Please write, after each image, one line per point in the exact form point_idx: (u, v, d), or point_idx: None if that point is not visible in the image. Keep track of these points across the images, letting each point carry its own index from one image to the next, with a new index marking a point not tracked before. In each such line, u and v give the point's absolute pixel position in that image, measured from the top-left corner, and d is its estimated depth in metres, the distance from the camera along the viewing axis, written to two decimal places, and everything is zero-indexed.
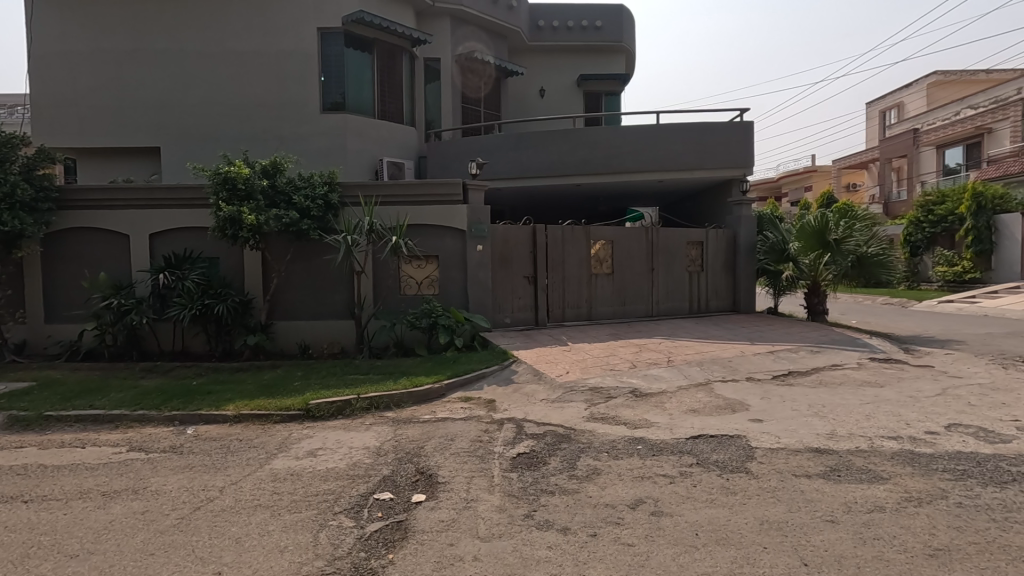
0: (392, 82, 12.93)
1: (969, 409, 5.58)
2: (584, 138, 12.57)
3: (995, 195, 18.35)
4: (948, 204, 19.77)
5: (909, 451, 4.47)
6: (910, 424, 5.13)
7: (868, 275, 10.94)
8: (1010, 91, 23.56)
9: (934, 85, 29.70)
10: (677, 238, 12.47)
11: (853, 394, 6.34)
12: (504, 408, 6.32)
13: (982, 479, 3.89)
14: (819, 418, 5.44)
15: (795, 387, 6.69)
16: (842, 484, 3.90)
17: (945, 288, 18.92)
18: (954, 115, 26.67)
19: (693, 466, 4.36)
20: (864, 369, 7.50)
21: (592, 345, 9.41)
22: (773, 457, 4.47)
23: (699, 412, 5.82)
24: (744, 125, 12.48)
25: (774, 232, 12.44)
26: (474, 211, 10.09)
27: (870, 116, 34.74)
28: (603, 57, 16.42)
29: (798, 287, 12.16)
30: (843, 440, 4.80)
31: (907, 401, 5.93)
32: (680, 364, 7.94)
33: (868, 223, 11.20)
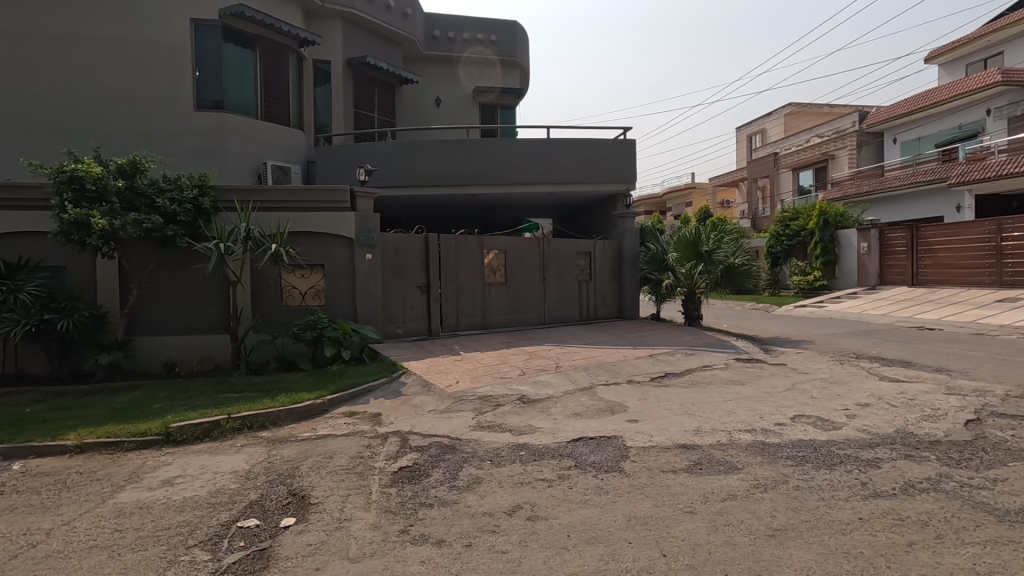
0: (277, 82, 12.23)
1: (811, 401, 6.29)
2: (479, 149, 12.71)
3: (836, 213, 21.19)
4: (800, 220, 22.53)
5: (760, 442, 4.94)
6: (763, 417, 5.68)
7: (736, 284, 11.89)
8: (847, 124, 27.23)
9: (790, 114, 33.58)
10: (567, 248, 12.91)
11: (718, 392, 6.90)
12: (389, 422, 6.13)
13: (816, 462, 4.37)
14: (688, 416, 5.84)
15: (669, 388, 7.17)
16: (702, 476, 4.21)
17: (801, 295, 21.38)
18: (805, 142, 30.28)
19: (571, 468, 4.50)
20: (729, 369, 8.23)
21: (484, 354, 9.47)
22: (644, 455, 4.73)
23: (582, 416, 6.03)
24: (628, 143, 13.26)
25: (655, 243, 13.27)
26: (363, 219, 9.79)
27: (739, 140, 38.51)
28: (498, 71, 16.77)
29: (677, 294, 12.98)
30: (707, 435, 5.19)
31: (763, 396, 6.58)
32: (567, 369, 8.21)
33: (735, 236, 12.22)
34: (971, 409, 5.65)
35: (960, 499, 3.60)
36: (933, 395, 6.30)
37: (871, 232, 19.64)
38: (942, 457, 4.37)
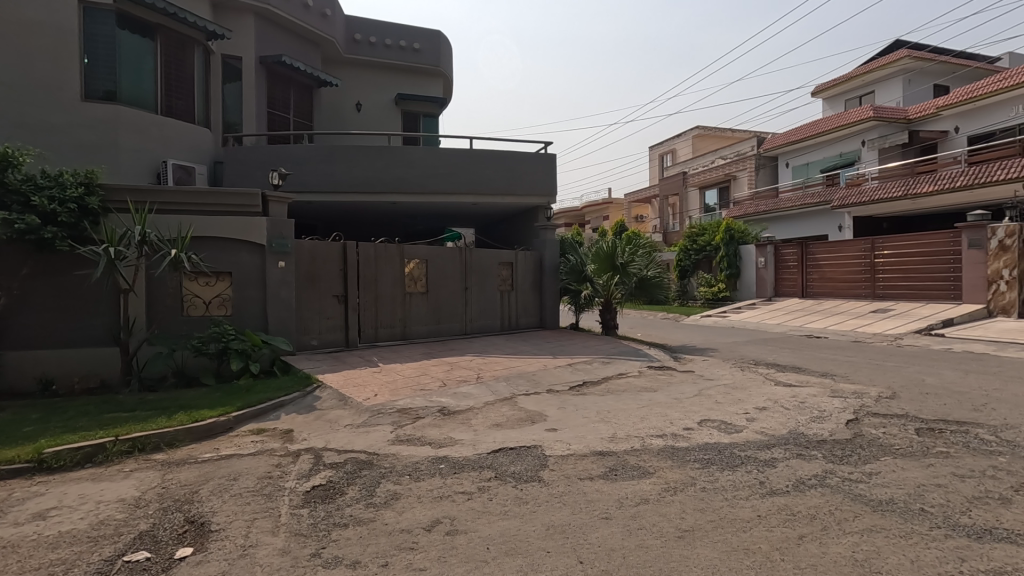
0: (181, 76, 11.41)
1: (716, 406, 6.70)
2: (401, 156, 12.52)
3: (739, 230, 22.88)
4: (707, 235, 24.13)
5: (670, 446, 5.19)
6: (673, 423, 5.98)
7: (648, 295, 12.56)
8: (746, 148, 29.56)
9: (697, 137, 35.93)
10: (489, 258, 12.97)
11: (633, 399, 7.18)
12: (302, 438, 5.83)
13: (720, 464, 4.66)
14: (604, 423, 6.03)
15: (587, 396, 7.37)
16: (617, 482, 4.35)
17: (707, 305, 22.87)
18: (710, 163, 32.49)
19: (491, 480, 4.49)
20: (643, 376, 8.60)
21: (404, 365, 9.27)
22: (563, 463, 4.82)
23: (502, 426, 6.05)
24: (549, 156, 13.58)
25: (574, 255, 13.64)
26: (275, 224, 9.32)
27: (652, 159, 40.65)
28: (420, 79, 16.63)
29: (594, 304, 13.38)
30: (621, 441, 5.38)
31: (674, 402, 6.93)
32: (488, 380, 8.20)
33: (648, 249, 12.89)
34: (850, 410, 6.26)
35: (842, 493, 3.97)
36: (819, 397, 6.92)
37: (768, 248, 21.36)
38: (827, 454, 4.81)
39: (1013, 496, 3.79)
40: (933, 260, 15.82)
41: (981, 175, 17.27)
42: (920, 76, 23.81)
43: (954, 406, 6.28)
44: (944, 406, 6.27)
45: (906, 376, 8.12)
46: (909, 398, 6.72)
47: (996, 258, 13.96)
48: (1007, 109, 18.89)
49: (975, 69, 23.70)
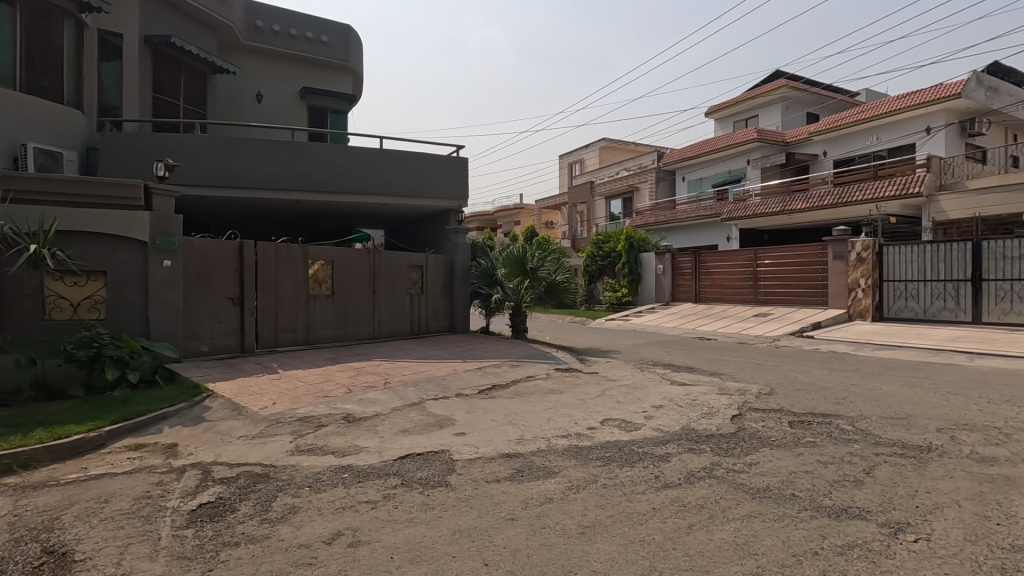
0: (47, 49, 10.12)
1: (617, 405, 7.03)
2: (306, 153, 11.95)
3: (639, 238, 24.23)
4: (611, 243, 25.28)
5: (574, 446, 5.37)
6: (578, 423, 6.18)
7: (557, 299, 12.87)
8: (648, 161, 31.18)
9: (604, 148, 37.57)
10: (399, 261, 12.71)
11: (540, 401, 7.35)
12: (188, 453, 5.37)
13: (620, 461, 4.88)
14: (512, 426, 6.12)
15: (496, 400, 7.42)
16: (523, 483, 4.43)
17: (611, 309, 23.94)
18: (615, 173, 33.93)
19: (397, 487, 4.39)
20: (550, 378, 8.84)
21: (306, 371, 8.83)
22: (470, 467, 4.82)
23: (409, 432, 5.94)
24: (461, 160, 13.58)
25: (485, 259, 13.71)
26: (160, 220, 8.56)
27: (562, 167, 41.96)
28: (328, 73, 16.00)
29: (505, 309, 13.44)
30: (528, 443, 5.49)
31: (578, 403, 7.18)
32: (396, 385, 8.02)
33: (557, 255, 13.20)
34: (735, 406, 6.83)
35: (726, 483, 4.32)
36: (709, 395, 7.48)
37: (666, 256, 22.74)
38: (714, 447, 5.20)
39: (864, 477, 4.34)
40: (804, 270, 17.67)
41: (845, 195, 19.54)
42: (795, 104, 26.53)
43: (821, 400, 7.05)
44: (812, 400, 7.03)
45: (782, 374, 9.01)
46: (784, 394, 7.45)
47: (856, 269, 15.89)
48: (865, 138, 21.55)
49: (839, 101, 26.81)
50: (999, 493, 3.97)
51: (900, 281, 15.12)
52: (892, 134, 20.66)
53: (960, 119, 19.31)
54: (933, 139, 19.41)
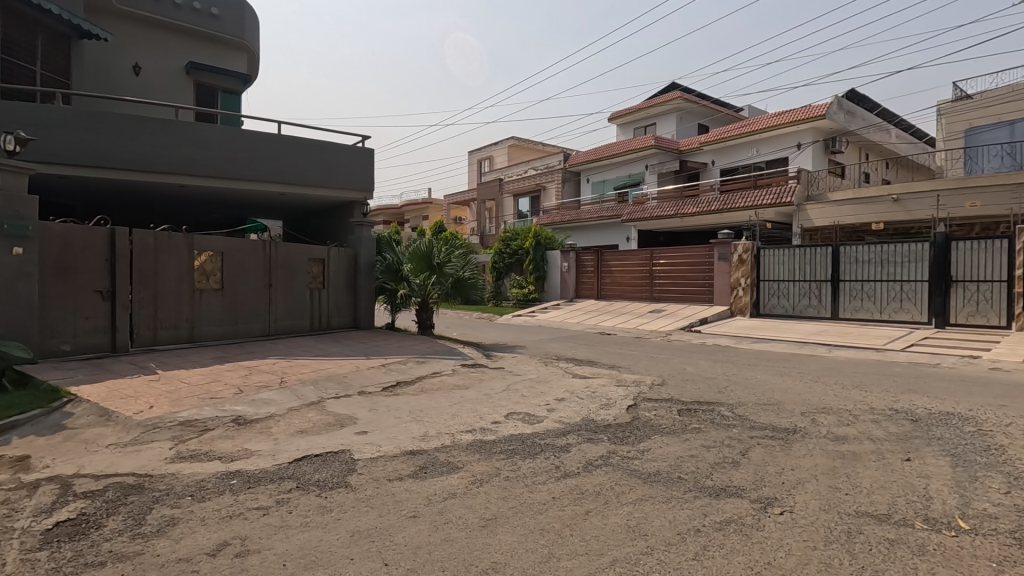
0: None
1: (521, 399, 7.17)
2: (192, 134, 10.97)
3: (546, 236, 24.80)
4: (519, 240, 25.67)
5: (478, 440, 5.41)
6: (482, 418, 6.22)
7: (463, 295, 12.84)
8: (555, 161, 31.87)
9: (512, 147, 38.04)
10: (298, 254, 12.05)
11: (445, 397, 7.32)
12: (42, 466, 4.74)
13: (522, 453, 4.99)
14: (416, 422, 6.04)
15: (400, 397, 7.29)
16: (426, 480, 4.38)
17: (518, 305, 24.32)
18: (524, 172, 34.35)
19: (292, 491, 4.18)
20: (456, 374, 8.83)
21: (189, 371, 8.13)
22: (371, 466, 4.70)
23: (306, 433, 5.66)
24: (367, 151, 13.15)
25: (391, 254, 13.39)
26: (10, 201, 7.50)
27: (471, 163, 41.93)
28: (219, 49, 14.81)
29: (411, 304, 13.12)
30: (432, 439, 5.45)
31: (483, 398, 7.23)
32: (293, 384, 7.62)
33: (465, 251, 13.17)
34: (631, 396, 7.23)
35: (621, 469, 4.56)
36: (608, 387, 7.85)
37: (571, 254, 23.53)
38: (611, 436, 5.47)
39: (740, 458, 4.77)
40: (694, 270, 19.03)
41: (729, 202, 21.30)
42: (688, 115, 28.48)
43: (706, 389, 7.66)
44: (698, 389, 7.61)
45: (673, 366, 9.68)
46: (674, 384, 8.00)
47: (737, 269, 17.39)
48: (747, 150, 23.60)
49: (726, 115, 29.13)
50: (848, 467, 4.55)
51: (774, 280, 16.74)
52: (770, 148, 22.79)
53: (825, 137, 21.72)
54: (803, 154, 21.69)
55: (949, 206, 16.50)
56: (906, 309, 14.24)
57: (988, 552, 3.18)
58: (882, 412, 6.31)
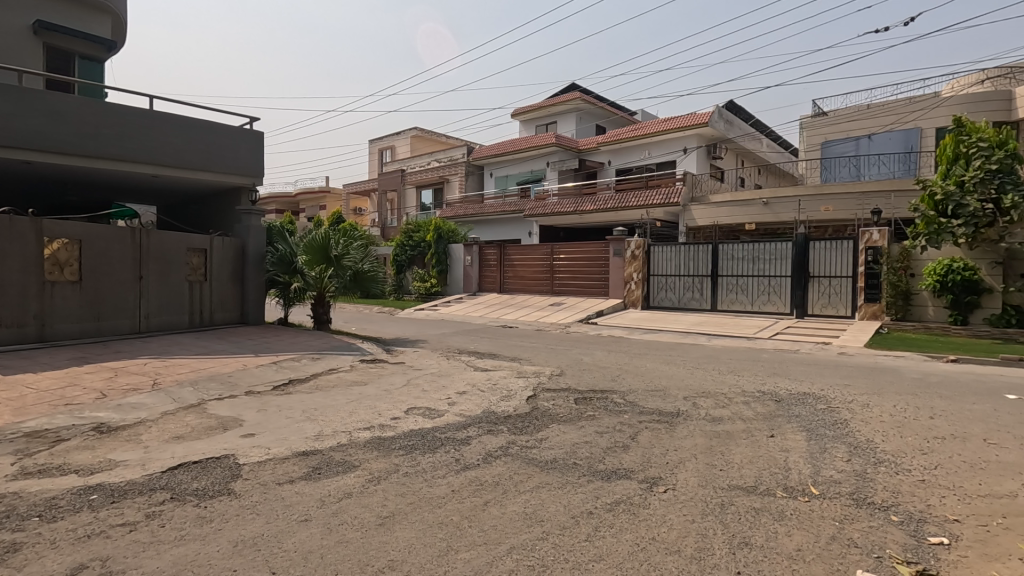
0: None
1: (422, 394, 7.08)
2: (42, 104, 9.57)
3: (448, 229, 24.62)
4: (421, 233, 25.26)
5: (376, 437, 5.26)
6: (381, 414, 6.06)
7: (362, 289, 12.35)
8: (458, 154, 31.73)
9: (415, 138, 37.36)
10: (174, 243, 10.99)
11: (341, 394, 7.04)
12: None
13: (422, 448, 4.93)
14: (310, 422, 5.76)
15: (292, 396, 6.90)
16: (318, 481, 4.19)
17: (420, 299, 23.92)
18: (427, 163, 33.84)
19: (165, 503, 3.81)
20: (353, 370, 8.51)
21: (38, 375, 7.12)
22: (259, 470, 4.41)
23: (183, 438, 5.18)
24: (256, 134, 12.26)
25: (283, 244, 12.52)
26: None
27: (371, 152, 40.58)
28: (75, 10, 13.05)
29: (306, 297, 12.47)
30: (326, 438, 5.22)
31: (382, 394, 7.04)
32: (168, 386, 6.95)
33: (364, 243, 12.68)
34: (530, 387, 7.42)
35: (520, 458, 4.66)
36: (508, 379, 8.00)
37: (474, 248, 23.59)
38: (510, 427, 5.57)
39: (629, 442, 5.07)
40: (591, 264, 19.87)
41: (624, 201, 22.48)
42: (587, 115, 29.60)
43: (600, 378, 8.06)
44: (593, 378, 7.99)
45: (570, 357, 10.05)
46: (571, 374, 8.33)
47: (630, 264, 18.43)
48: (640, 152, 24.99)
49: (621, 118, 30.65)
50: (722, 445, 4.99)
51: (663, 275, 17.93)
52: (660, 151, 24.29)
53: (707, 143, 23.56)
54: (689, 158, 23.39)
55: (808, 210, 18.59)
56: (773, 302, 15.85)
57: (833, 513, 3.64)
58: (751, 394, 7.00)
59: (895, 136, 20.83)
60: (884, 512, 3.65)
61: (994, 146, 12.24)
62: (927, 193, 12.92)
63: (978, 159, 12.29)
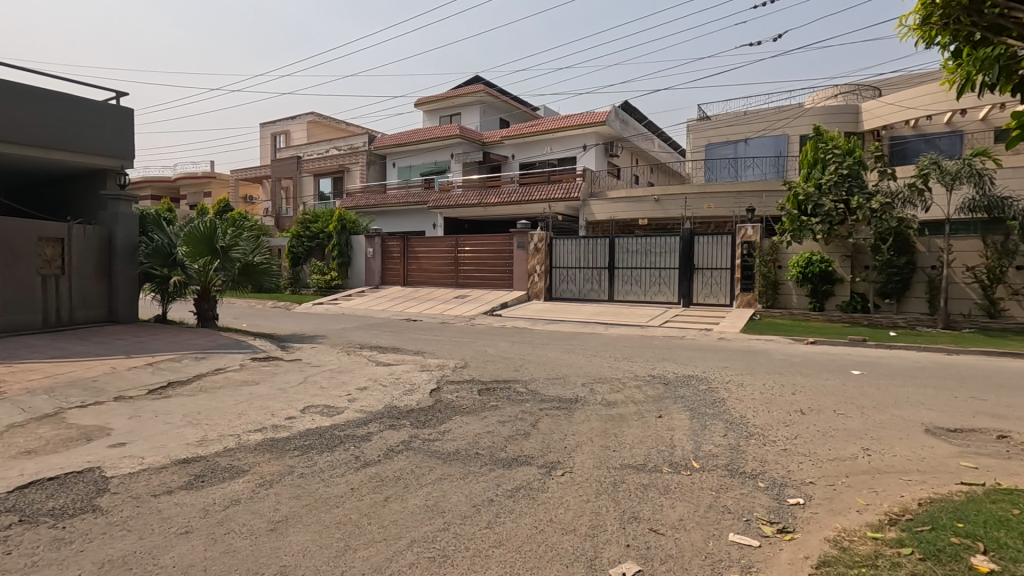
0: None
1: (320, 391, 6.79)
2: None
3: (350, 221, 23.65)
4: (320, 223, 24.08)
5: (269, 439, 4.97)
6: (274, 414, 5.73)
7: (253, 283, 11.50)
8: (359, 142, 30.55)
9: (312, 123, 35.48)
10: (22, 231, 9.64)
11: (230, 395, 6.57)
12: None
13: (319, 448, 4.73)
14: (192, 427, 5.30)
15: (171, 399, 6.32)
16: (202, 489, 3.89)
17: (319, 293, 22.81)
18: (325, 151, 32.24)
19: (13, 527, 3.34)
20: (243, 370, 7.96)
21: None
22: (131, 482, 4.01)
23: (37, 453, 4.58)
24: (125, 111, 11.03)
25: (160, 234, 11.34)
26: None
27: (263, 136, 37.97)
28: None
29: (188, 292, 11.51)
30: (212, 443, 4.85)
31: (276, 393, 6.67)
32: (16, 395, 6.08)
33: (255, 234, 11.82)
34: (434, 380, 7.40)
35: (422, 452, 4.63)
36: (411, 372, 7.89)
37: (376, 240, 22.90)
38: (413, 421, 5.51)
39: (530, 429, 5.21)
40: (497, 257, 20.05)
41: (527, 194, 22.92)
42: (491, 109, 29.74)
43: (503, 368, 8.20)
44: (496, 369, 8.11)
45: (475, 349, 10.12)
46: (475, 366, 8.39)
47: (533, 257, 18.88)
48: (542, 147, 25.54)
49: (524, 113, 31.16)
50: (616, 427, 5.29)
51: (564, 267, 18.54)
52: (561, 147, 25.00)
53: (605, 141, 24.61)
54: (588, 154, 24.30)
55: (693, 207, 20.06)
56: (663, 292, 16.94)
57: (710, 484, 4.00)
58: (643, 378, 7.48)
59: (767, 141, 22.97)
60: (753, 479, 4.07)
61: (844, 154, 13.98)
62: (792, 193, 14.38)
63: (834, 164, 13.93)
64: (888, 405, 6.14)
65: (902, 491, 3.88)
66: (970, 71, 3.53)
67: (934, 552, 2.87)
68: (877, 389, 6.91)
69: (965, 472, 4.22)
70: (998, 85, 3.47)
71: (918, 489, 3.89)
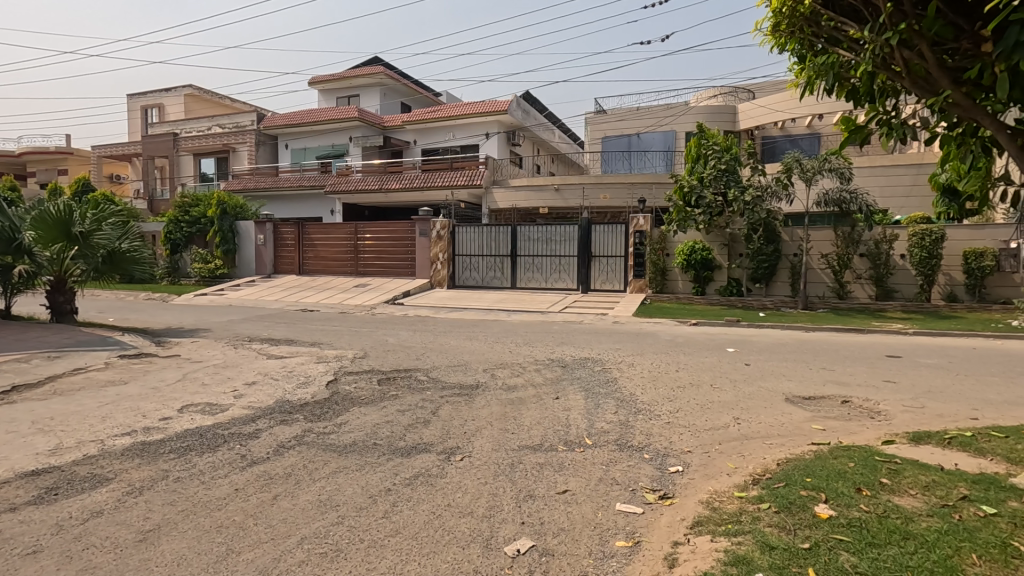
0: None
1: (201, 389, 6.28)
2: None
3: (235, 205, 21.87)
4: (200, 207, 21.98)
5: (139, 443, 4.51)
6: (146, 416, 5.22)
7: (120, 272, 10.41)
8: (246, 121, 28.28)
9: (189, 96, 32.30)
10: None
11: (92, 397, 5.87)
12: None
13: (200, 449, 4.38)
14: (43, 435, 4.68)
15: (16, 405, 5.52)
16: (56, 503, 3.46)
17: (202, 283, 20.95)
18: (206, 128, 29.53)
19: None
20: (109, 369, 7.14)
21: None
22: None
23: None
24: None
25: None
26: None
27: (130, 108, 33.95)
28: None
29: (38, 284, 10.02)
30: (68, 452, 4.31)
31: (148, 393, 6.06)
32: None
33: (122, 218, 10.67)
34: (331, 371, 7.12)
35: (315, 446, 4.44)
36: (306, 365, 7.53)
37: (267, 226, 21.46)
38: (308, 415, 5.26)
39: (430, 417, 5.18)
40: (398, 245, 19.59)
41: (429, 180, 22.59)
42: (391, 91, 28.82)
43: (404, 357, 8.08)
44: (397, 358, 7.97)
45: (375, 339, 9.87)
46: (375, 356, 8.18)
47: (436, 244, 18.70)
48: (444, 133, 25.22)
49: (425, 98, 30.54)
50: (516, 410, 5.42)
51: (467, 255, 18.53)
52: (464, 134, 24.85)
53: (507, 130, 24.82)
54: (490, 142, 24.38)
55: (590, 197, 20.85)
56: (563, 279, 17.49)
57: (601, 459, 4.22)
58: (543, 362, 7.70)
59: (657, 136, 24.39)
60: (639, 452, 4.35)
61: (722, 150, 15.12)
62: (678, 186, 15.44)
63: (713, 160, 15.06)
64: (757, 378, 6.84)
65: (765, 453, 4.34)
66: (811, 76, 3.95)
67: (786, 505, 3.24)
68: (748, 364, 7.67)
69: (816, 434, 4.82)
70: (834, 91, 3.88)
71: (777, 450, 4.38)
